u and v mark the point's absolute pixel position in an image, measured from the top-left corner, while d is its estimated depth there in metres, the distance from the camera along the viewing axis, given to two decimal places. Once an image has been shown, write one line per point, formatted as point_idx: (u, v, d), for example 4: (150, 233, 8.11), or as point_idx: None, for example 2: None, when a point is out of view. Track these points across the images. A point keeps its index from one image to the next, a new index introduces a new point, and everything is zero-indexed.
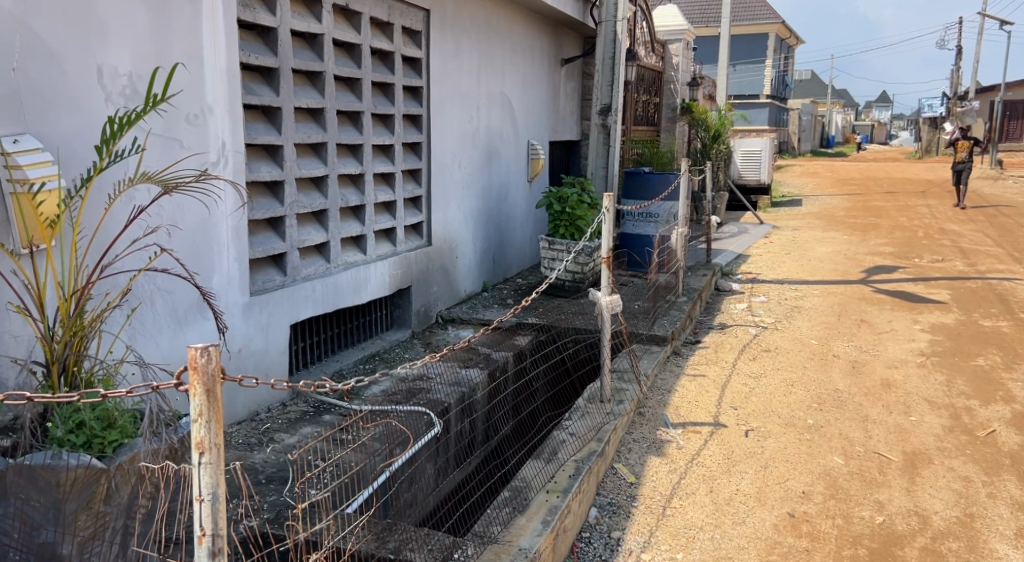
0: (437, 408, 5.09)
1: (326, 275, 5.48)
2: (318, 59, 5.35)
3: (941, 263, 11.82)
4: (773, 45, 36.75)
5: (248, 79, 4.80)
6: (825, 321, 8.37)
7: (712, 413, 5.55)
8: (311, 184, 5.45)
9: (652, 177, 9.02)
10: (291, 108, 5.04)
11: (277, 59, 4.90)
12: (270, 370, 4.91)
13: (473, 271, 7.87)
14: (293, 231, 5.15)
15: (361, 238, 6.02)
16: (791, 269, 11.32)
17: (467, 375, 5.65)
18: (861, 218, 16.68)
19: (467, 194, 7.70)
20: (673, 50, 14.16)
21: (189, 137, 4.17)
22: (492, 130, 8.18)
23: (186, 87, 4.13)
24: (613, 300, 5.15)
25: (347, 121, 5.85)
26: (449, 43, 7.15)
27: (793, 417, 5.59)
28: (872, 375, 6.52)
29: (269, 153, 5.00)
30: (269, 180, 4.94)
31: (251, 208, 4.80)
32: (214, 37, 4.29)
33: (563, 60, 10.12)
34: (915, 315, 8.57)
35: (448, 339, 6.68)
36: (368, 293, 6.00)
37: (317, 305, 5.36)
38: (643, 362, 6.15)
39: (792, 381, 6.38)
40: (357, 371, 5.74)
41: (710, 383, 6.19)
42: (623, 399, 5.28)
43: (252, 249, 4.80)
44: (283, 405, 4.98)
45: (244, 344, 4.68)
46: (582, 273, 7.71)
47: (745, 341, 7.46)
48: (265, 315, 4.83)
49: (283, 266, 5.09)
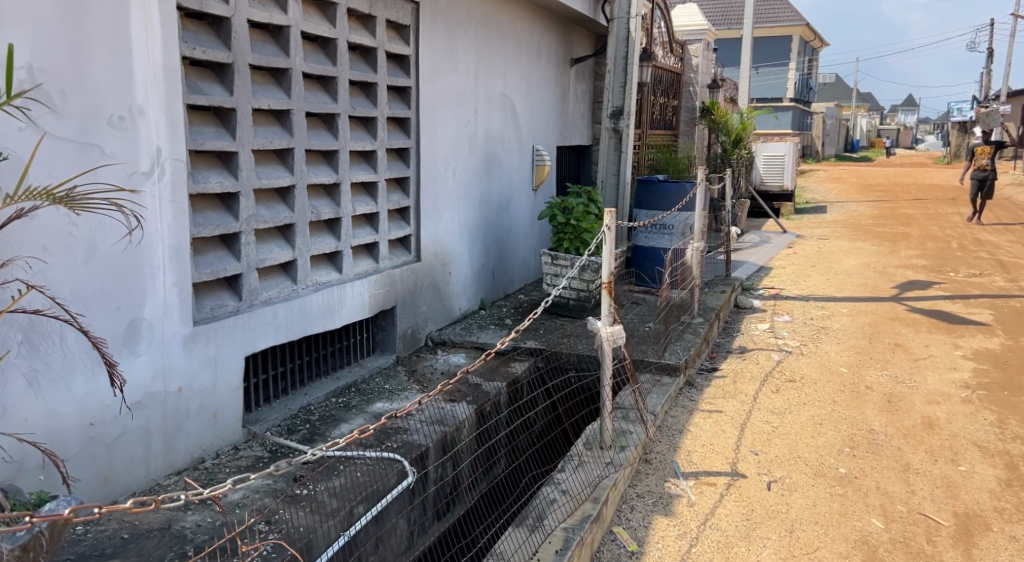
0: (411, 453, 4.46)
1: (291, 298, 4.85)
2: (282, 54, 4.71)
3: (979, 278, 11.02)
4: (797, 48, 35.90)
5: (195, 76, 4.17)
6: (856, 345, 7.63)
7: (729, 460, 4.86)
8: (274, 195, 4.81)
9: (666, 186, 8.28)
10: (248, 110, 4.41)
11: (230, 54, 4.27)
12: (220, 409, 4.28)
13: (469, 288, 7.21)
14: (251, 249, 4.51)
15: (335, 254, 5.39)
16: (817, 283, 10.55)
17: (452, 411, 5.02)
18: (888, 227, 15.86)
19: (463, 204, 7.04)
20: (694, 49, 13.51)
21: (112, 143, 3.55)
22: (492, 134, 7.53)
23: (106, 84, 3.49)
24: (615, 331, 4.46)
25: (320, 125, 5.23)
26: (443, 37, 6.50)
27: (822, 465, 4.89)
28: (911, 413, 5.78)
29: (221, 161, 4.37)
30: (219, 192, 4.30)
31: (196, 224, 4.16)
32: (147, 26, 3.65)
33: (573, 59, 9.46)
34: (956, 339, 7.80)
35: (436, 366, 6.01)
36: (342, 317, 5.35)
37: (279, 333, 4.72)
38: (651, 399, 5.46)
39: (821, 418, 5.65)
40: (328, 405, 5.09)
41: (727, 421, 5.49)
42: (626, 446, 4.60)
43: (198, 271, 4.17)
44: (235, 450, 4.36)
45: (186, 382, 4.04)
46: (589, 291, 7.03)
47: (767, 369, 6.74)
48: (213, 347, 4.18)
49: (237, 289, 4.46)
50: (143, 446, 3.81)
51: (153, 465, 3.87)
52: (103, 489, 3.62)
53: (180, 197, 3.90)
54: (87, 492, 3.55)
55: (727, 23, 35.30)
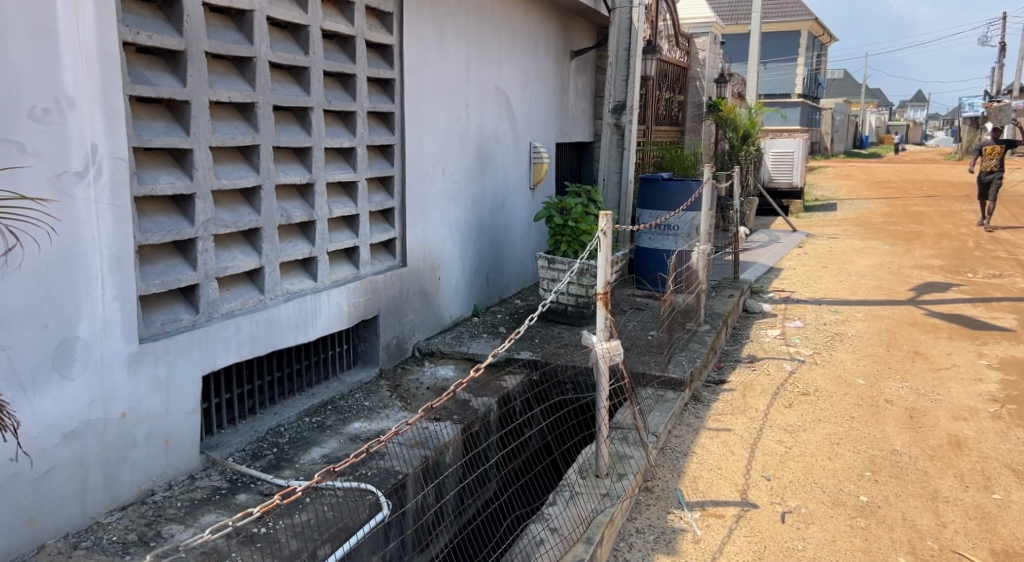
0: (387, 483, 4.03)
1: (257, 309, 4.43)
2: (246, 42, 4.28)
3: (999, 279, 10.54)
4: (805, 43, 35.33)
5: (143, 65, 3.75)
6: (872, 354, 7.17)
7: (739, 487, 4.42)
8: (238, 197, 4.38)
9: (671, 184, 7.84)
10: (204, 103, 3.98)
11: (182, 40, 3.84)
12: (172, 434, 3.85)
13: (461, 294, 6.77)
14: (209, 257, 4.09)
15: (310, 260, 4.96)
16: (830, 285, 10.07)
17: (436, 432, 4.58)
18: (901, 226, 15.34)
19: (454, 206, 6.60)
20: (700, 44, 12.99)
21: (34, 140, 3.14)
22: (485, 131, 7.08)
23: (26, 72, 3.08)
24: (613, 347, 4.02)
25: (291, 121, 4.80)
26: (430, 26, 6.06)
27: (841, 492, 4.44)
28: (936, 430, 5.34)
29: (174, 160, 3.95)
30: (171, 193, 3.88)
31: (144, 229, 3.74)
32: (76, 7, 3.23)
33: (573, 52, 9.00)
34: (980, 347, 7.33)
35: (422, 380, 5.57)
36: (317, 329, 4.92)
37: (243, 348, 4.29)
38: (653, 417, 5.02)
39: (839, 438, 5.20)
40: (300, 426, 4.66)
41: (736, 441, 5.05)
42: (625, 473, 4.16)
43: (146, 281, 3.74)
44: (191, 479, 3.93)
45: (131, 406, 3.61)
46: (588, 297, 6.59)
47: (779, 381, 6.28)
48: (164, 366, 3.76)
49: (194, 301, 4.04)
50: (77, 481, 3.40)
51: (91, 502, 3.46)
52: (28, 532, 3.23)
53: (121, 201, 3.48)
54: (6, 537, 3.14)
55: (734, 19, 34.76)
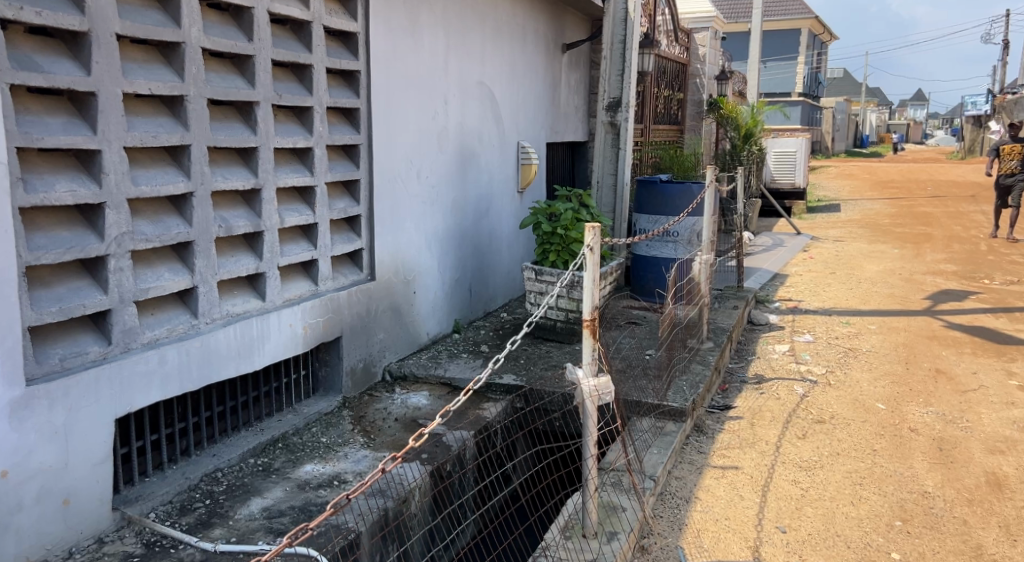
0: (334, 545, 3.38)
1: (189, 337, 3.79)
2: (172, 25, 3.65)
3: (1017, 286, 9.92)
4: (806, 41, 34.76)
5: (34, 49, 3.13)
6: (890, 372, 6.54)
7: (750, 544, 3.79)
8: (165, 204, 3.75)
9: (669, 187, 7.22)
10: (116, 95, 3.35)
11: (84, 20, 3.21)
12: (75, 492, 3.23)
13: (439, 309, 6.14)
14: (124, 277, 3.46)
15: (258, 276, 4.33)
16: (839, 294, 9.46)
17: (400, 477, 3.94)
18: (909, 227, 14.75)
19: (431, 212, 5.97)
20: (700, 39, 12.45)
21: None
22: (466, 129, 6.45)
23: None
24: (603, 384, 3.36)
25: (234, 117, 4.16)
26: (402, 12, 5.42)
27: (869, 548, 3.81)
28: (971, 467, 4.71)
29: (79, 162, 3.32)
30: (73, 203, 3.25)
31: (36, 246, 3.12)
32: None
33: (565, 46, 8.36)
34: (1008, 364, 6.71)
35: (390, 410, 4.93)
36: (265, 356, 4.28)
37: (170, 384, 3.65)
38: (650, 455, 4.39)
39: (861, 476, 4.57)
40: (241, 471, 4.02)
41: (747, 482, 4.43)
42: (617, 532, 3.53)
43: (40, 308, 3.13)
44: (100, 544, 3.30)
45: (15, 463, 3.00)
46: (579, 313, 5.97)
47: (791, 406, 5.66)
48: (61, 413, 3.14)
49: (106, 330, 3.42)
50: None
51: None
52: None
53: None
54: None
55: (734, 16, 34.13)
